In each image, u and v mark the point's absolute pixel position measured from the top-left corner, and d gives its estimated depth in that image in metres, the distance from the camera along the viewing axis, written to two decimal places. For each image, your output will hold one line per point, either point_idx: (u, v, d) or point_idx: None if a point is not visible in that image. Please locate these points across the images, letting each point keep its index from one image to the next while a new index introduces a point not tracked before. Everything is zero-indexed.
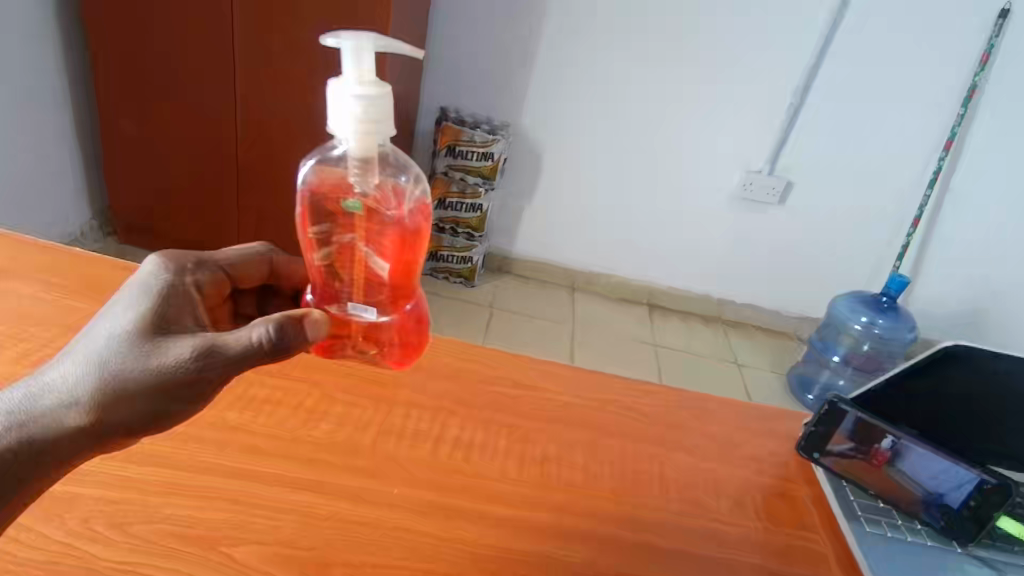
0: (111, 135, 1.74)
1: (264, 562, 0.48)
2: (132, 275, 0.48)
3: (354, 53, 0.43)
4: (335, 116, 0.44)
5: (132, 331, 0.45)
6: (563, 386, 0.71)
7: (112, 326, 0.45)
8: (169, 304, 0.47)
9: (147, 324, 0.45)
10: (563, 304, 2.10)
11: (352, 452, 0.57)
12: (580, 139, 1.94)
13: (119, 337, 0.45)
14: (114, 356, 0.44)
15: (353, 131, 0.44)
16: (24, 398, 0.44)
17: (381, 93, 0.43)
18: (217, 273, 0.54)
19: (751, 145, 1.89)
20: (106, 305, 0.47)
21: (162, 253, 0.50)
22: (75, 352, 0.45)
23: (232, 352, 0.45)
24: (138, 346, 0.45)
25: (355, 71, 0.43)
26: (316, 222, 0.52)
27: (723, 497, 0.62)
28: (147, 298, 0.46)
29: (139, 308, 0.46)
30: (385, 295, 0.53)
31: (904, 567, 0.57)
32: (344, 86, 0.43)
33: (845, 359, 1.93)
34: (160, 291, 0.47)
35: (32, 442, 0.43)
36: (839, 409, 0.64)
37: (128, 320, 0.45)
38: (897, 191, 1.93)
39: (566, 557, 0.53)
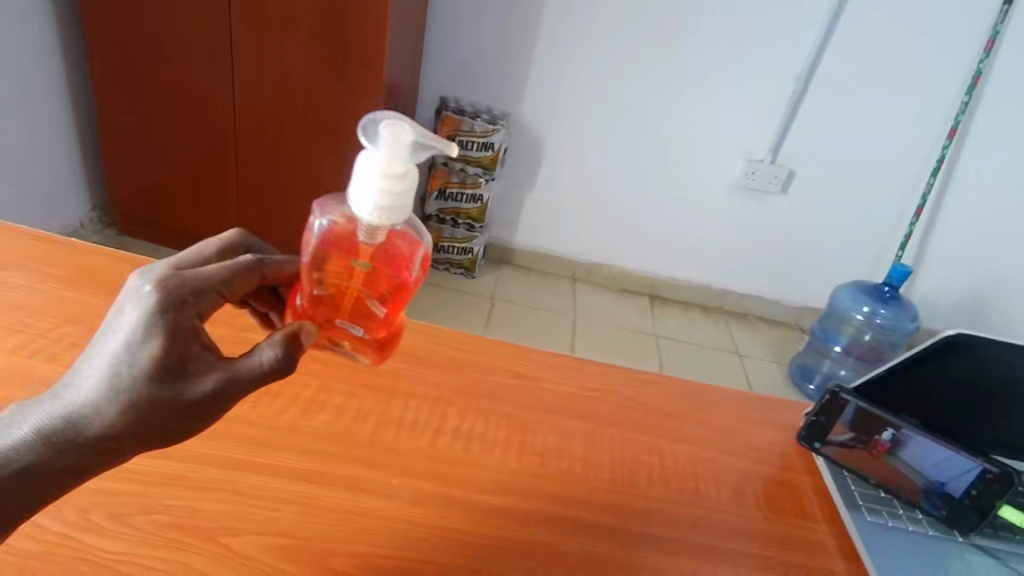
0: (109, 126, 1.73)
1: (262, 553, 0.47)
2: (130, 300, 0.44)
3: (388, 146, 0.44)
4: (357, 191, 0.45)
5: (145, 369, 0.42)
6: (564, 376, 0.70)
7: (120, 359, 0.42)
8: (178, 335, 0.43)
9: (159, 362, 0.43)
10: (564, 296, 2.09)
11: (350, 442, 0.57)
12: (581, 128, 1.92)
13: (131, 373, 0.42)
14: (128, 390, 0.42)
15: (368, 210, 0.45)
16: (35, 429, 0.42)
17: (405, 185, 0.44)
18: (213, 299, 0.46)
19: (753, 132, 1.88)
20: (109, 330, 0.43)
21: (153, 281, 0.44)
22: (85, 378, 0.43)
23: (255, 383, 0.45)
24: (151, 382, 0.42)
25: (384, 159, 0.44)
26: (319, 259, 0.49)
27: (723, 486, 0.61)
28: (152, 335, 0.43)
29: (147, 343, 0.43)
30: (375, 326, 0.52)
31: (903, 556, 0.57)
32: (371, 167, 0.44)
33: (846, 349, 1.93)
34: (165, 323, 0.43)
35: (51, 468, 0.42)
36: (840, 399, 0.63)
37: (140, 356, 0.42)
38: (900, 180, 1.92)
39: (565, 546, 0.53)
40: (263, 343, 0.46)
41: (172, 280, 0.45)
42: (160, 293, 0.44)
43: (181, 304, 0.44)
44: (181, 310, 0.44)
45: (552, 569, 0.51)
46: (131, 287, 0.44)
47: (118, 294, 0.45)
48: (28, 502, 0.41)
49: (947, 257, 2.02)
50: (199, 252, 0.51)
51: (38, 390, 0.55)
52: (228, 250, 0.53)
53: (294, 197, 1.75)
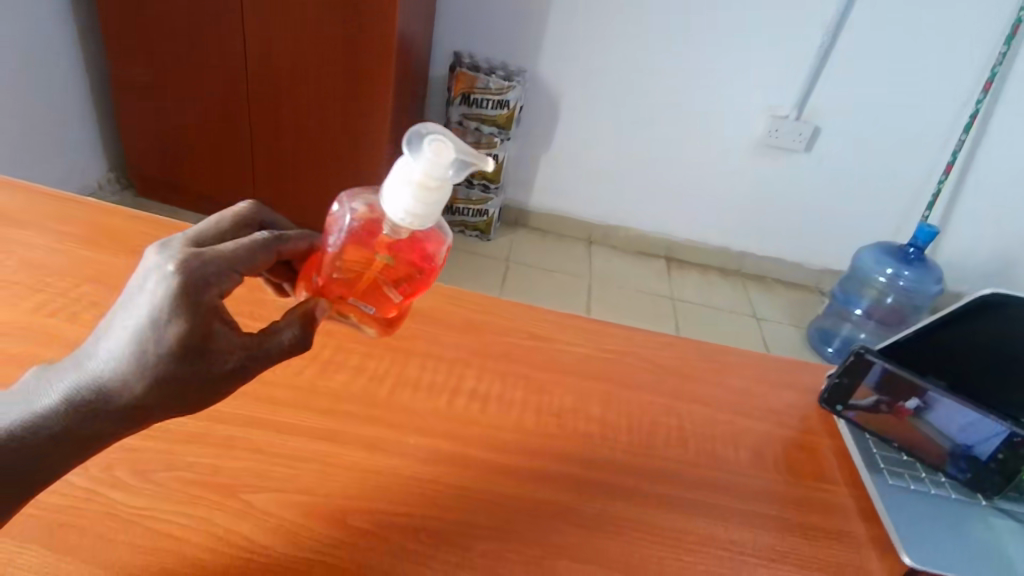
0: (121, 85, 1.72)
1: (283, 510, 0.48)
2: (152, 277, 0.42)
3: (429, 160, 0.43)
4: (389, 192, 0.44)
5: (171, 348, 0.42)
6: (580, 338, 0.70)
7: (145, 337, 0.42)
8: (202, 315, 0.43)
9: (184, 341, 0.42)
10: (580, 258, 2.07)
11: (367, 403, 0.57)
12: (600, 84, 1.87)
13: (156, 351, 0.42)
14: (154, 367, 0.42)
15: (395, 214, 0.45)
16: (59, 399, 0.41)
17: (437, 199, 0.44)
18: (232, 278, 0.45)
19: (778, 87, 1.81)
20: (132, 306, 0.42)
21: (180, 260, 0.43)
22: (108, 352, 0.42)
23: (276, 357, 0.46)
24: (176, 360, 0.42)
25: (421, 168, 0.43)
26: (343, 245, 0.48)
27: (742, 448, 0.61)
28: (179, 316, 0.42)
29: (172, 322, 0.42)
30: (389, 311, 0.51)
31: (924, 519, 0.56)
32: (407, 173, 0.44)
33: (867, 312, 1.91)
34: (190, 303, 0.42)
35: (75, 436, 0.42)
36: (865, 360, 0.62)
37: (165, 335, 0.42)
38: (931, 136, 1.85)
39: (583, 505, 0.53)
40: (281, 321, 0.47)
41: (195, 260, 0.43)
42: (184, 273, 0.42)
43: (204, 284, 0.43)
44: (204, 291, 0.43)
45: (569, 527, 0.51)
46: (152, 264, 0.43)
47: (136, 268, 0.43)
48: (53, 467, 0.41)
49: (976, 216, 1.96)
50: (216, 220, 0.49)
51: (58, 349, 0.55)
52: (243, 224, 0.51)
53: (308, 158, 1.73)
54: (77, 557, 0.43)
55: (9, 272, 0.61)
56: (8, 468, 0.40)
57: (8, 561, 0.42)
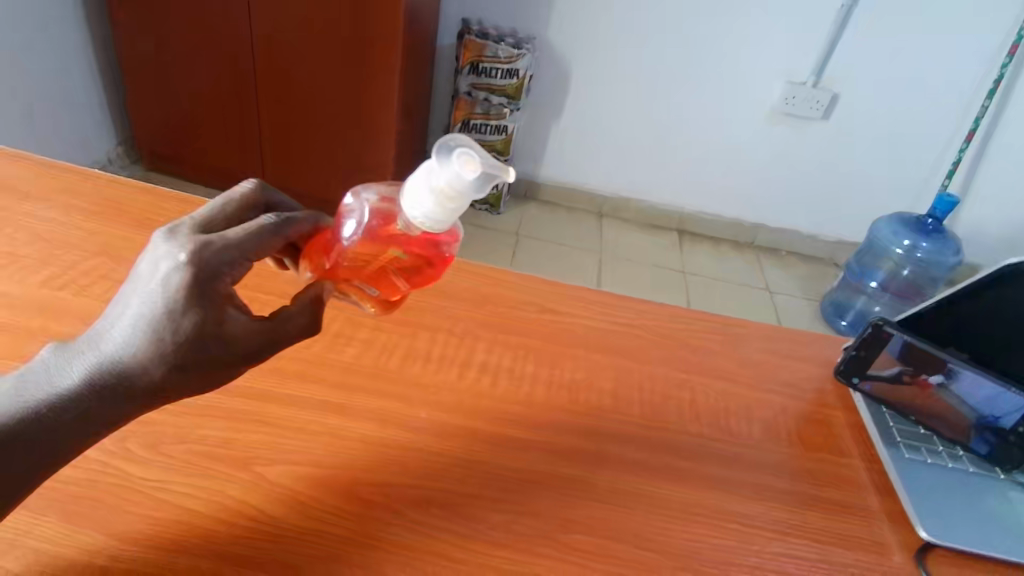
0: (127, 58, 1.70)
1: (296, 482, 0.48)
2: (162, 266, 0.41)
3: (454, 174, 0.42)
4: (409, 192, 0.43)
5: (186, 337, 0.41)
6: (592, 311, 0.69)
7: (158, 326, 0.41)
8: (216, 303, 0.42)
9: (199, 331, 0.42)
10: (590, 231, 2.06)
11: (378, 376, 0.57)
12: (612, 50, 1.82)
13: (170, 340, 0.41)
14: (167, 354, 0.41)
15: (410, 214, 0.44)
16: (73, 384, 0.41)
17: (453, 210, 0.43)
18: (244, 265, 0.44)
19: (796, 54, 1.77)
20: (143, 292, 0.41)
21: (193, 248, 0.42)
22: (120, 337, 0.41)
23: (288, 339, 0.47)
24: (190, 348, 0.42)
25: (444, 178, 0.42)
26: (355, 241, 0.47)
27: (755, 421, 0.60)
28: (194, 306, 0.41)
29: (186, 311, 0.41)
30: (394, 293, 0.51)
31: (940, 492, 0.56)
32: (431, 178, 0.42)
33: (883, 284, 1.88)
34: (204, 294, 0.42)
35: (91, 417, 0.41)
36: (884, 332, 0.60)
37: (179, 324, 0.41)
38: (954, 102, 1.80)
39: (595, 477, 0.53)
40: (293, 304, 0.48)
41: (206, 247, 0.42)
42: (196, 262, 0.41)
43: (217, 273, 0.42)
44: (217, 279, 0.42)
45: (580, 499, 0.51)
46: (161, 251, 0.42)
47: (146, 254, 0.42)
48: (65, 447, 0.41)
49: (997, 186, 1.91)
50: (223, 202, 0.48)
51: (68, 321, 0.55)
52: (247, 207, 0.49)
53: (317, 130, 1.72)
54: (92, 528, 0.43)
55: (19, 245, 0.61)
56: (23, 447, 0.39)
57: (27, 532, 0.42)
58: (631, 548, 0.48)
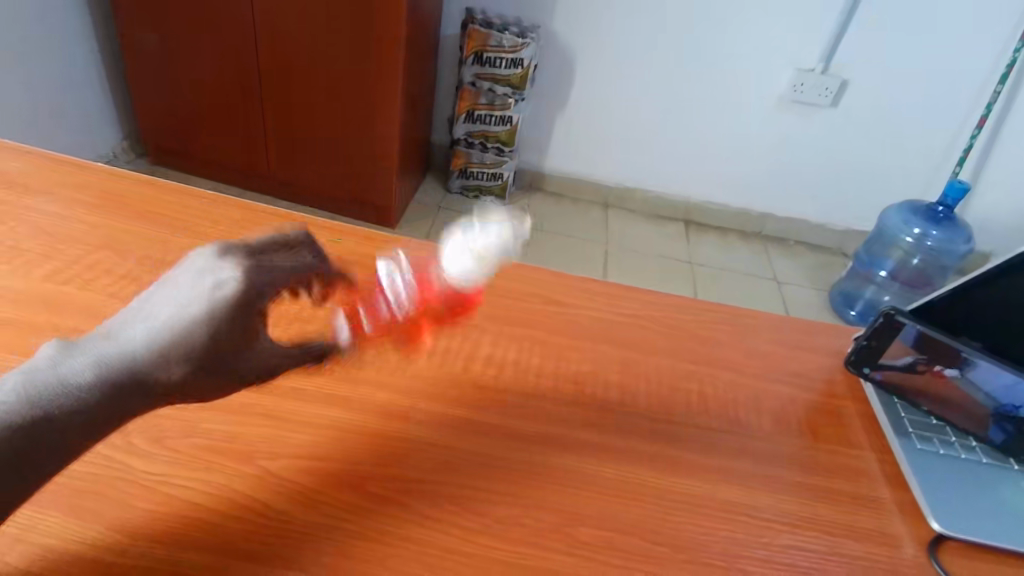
0: (130, 51, 1.69)
1: (302, 476, 0.48)
2: (214, 282, 0.42)
3: (490, 240, 0.53)
4: (451, 252, 0.54)
5: (220, 351, 0.43)
6: (598, 303, 0.68)
7: (194, 332, 0.41)
8: (252, 318, 0.44)
9: (227, 342, 0.43)
10: (596, 222, 2.04)
11: (383, 369, 0.57)
12: (616, 39, 1.80)
13: (201, 348, 0.42)
14: (193, 361, 0.42)
15: (451, 270, 0.55)
16: (98, 380, 0.40)
17: (485, 270, 0.55)
18: (280, 290, 0.46)
19: (805, 39, 1.74)
20: (182, 296, 0.42)
21: (247, 271, 0.43)
22: (154, 341, 0.41)
23: (291, 364, 0.49)
24: (218, 362, 0.43)
25: (481, 245, 0.53)
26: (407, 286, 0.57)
27: (764, 413, 0.60)
28: (238, 325, 0.43)
29: (224, 322, 0.42)
30: None
31: (953, 484, 0.55)
32: (469, 243, 0.53)
33: (891, 273, 1.86)
34: (247, 309, 0.43)
35: (101, 412, 0.40)
36: (897, 322, 0.60)
37: (219, 340, 0.42)
38: (965, 88, 1.77)
39: (602, 470, 0.52)
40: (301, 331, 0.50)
41: (258, 272, 0.43)
42: (249, 279, 0.43)
43: (263, 297, 0.44)
44: (263, 303, 0.44)
45: (585, 492, 0.50)
46: (212, 267, 0.42)
47: (196, 265, 0.43)
48: (69, 450, 0.40)
49: (1008, 171, 1.88)
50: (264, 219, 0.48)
51: (69, 315, 0.55)
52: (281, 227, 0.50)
53: (320, 123, 1.71)
54: (96, 523, 0.43)
55: (22, 238, 0.61)
56: (38, 445, 0.38)
57: (31, 527, 0.42)
58: (639, 542, 0.48)
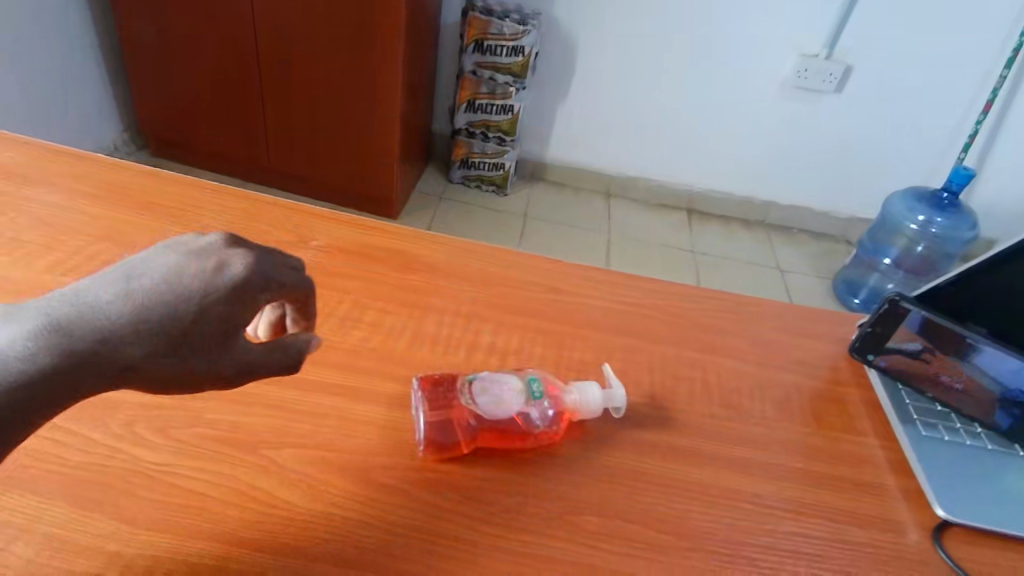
0: (129, 42, 1.68)
1: (305, 466, 0.48)
2: (208, 259, 0.41)
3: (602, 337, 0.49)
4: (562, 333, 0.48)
5: (195, 326, 0.40)
6: (602, 292, 0.68)
7: (177, 305, 0.39)
8: (241, 305, 0.41)
9: (211, 326, 0.40)
10: (598, 211, 2.04)
11: (387, 358, 0.57)
12: (617, 26, 1.79)
13: (182, 325, 0.39)
14: (167, 342, 0.39)
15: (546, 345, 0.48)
16: (56, 338, 0.37)
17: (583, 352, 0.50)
18: (274, 290, 0.44)
19: (808, 24, 1.72)
20: (177, 269, 0.40)
21: (243, 255, 0.42)
22: (126, 306, 0.39)
23: (277, 369, 0.43)
24: (191, 340, 0.40)
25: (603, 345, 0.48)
26: (541, 421, 0.53)
27: (768, 400, 0.60)
28: (220, 301, 0.40)
29: (210, 304, 0.40)
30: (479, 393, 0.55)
31: (959, 471, 0.55)
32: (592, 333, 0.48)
33: (896, 261, 1.85)
34: (239, 293, 0.41)
35: (58, 382, 0.37)
36: (901, 307, 0.59)
37: (197, 313, 0.40)
38: (972, 73, 1.76)
39: (605, 458, 0.52)
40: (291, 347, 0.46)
41: (253, 260, 0.43)
42: (247, 268, 0.42)
43: (254, 286, 0.42)
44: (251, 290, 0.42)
45: (590, 480, 0.50)
46: (208, 248, 0.42)
47: (191, 244, 0.42)
48: (4, 429, 0.36)
49: (1014, 157, 1.86)
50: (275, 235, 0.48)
51: None
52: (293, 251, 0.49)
53: (322, 112, 1.70)
54: (102, 512, 0.43)
55: (23, 229, 0.61)
56: None
57: (38, 517, 0.42)
58: (644, 530, 0.48)
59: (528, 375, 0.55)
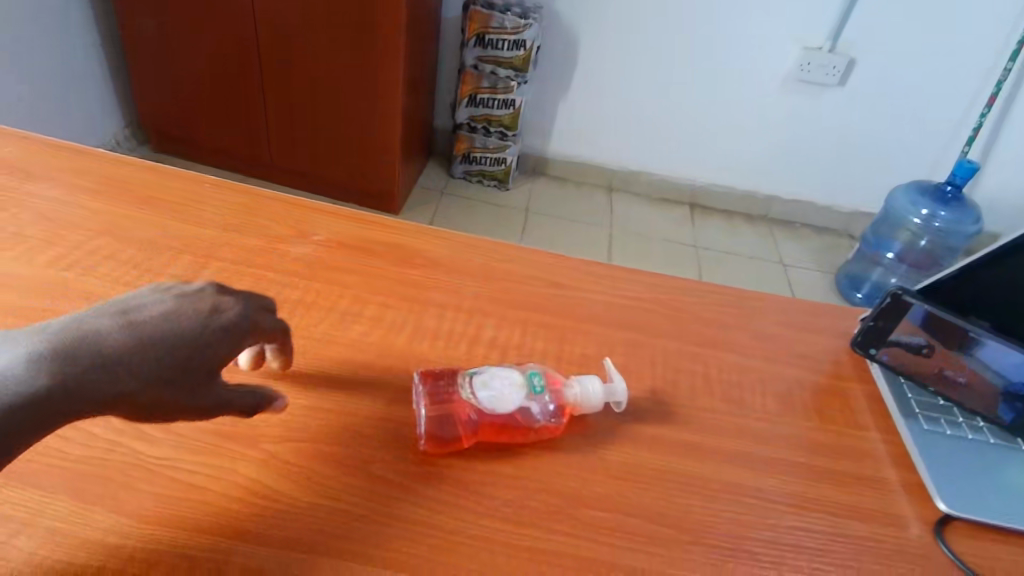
0: (129, 37, 1.68)
1: (306, 460, 0.48)
2: (204, 304, 0.47)
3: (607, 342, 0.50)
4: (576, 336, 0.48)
5: (187, 360, 0.45)
6: (603, 286, 0.68)
7: (174, 341, 0.44)
8: (229, 346, 0.47)
9: (207, 361, 0.46)
10: (600, 206, 2.03)
11: (388, 352, 0.57)
12: (619, 20, 1.78)
13: (180, 359, 0.44)
14: (159, 373, 0.43)
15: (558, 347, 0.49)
16: (55, 363, 0.40)
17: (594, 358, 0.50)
18: (258, 336, 0.49)
19: (811, 17, 1.71)
20: (175, 311, 0.46)
21: (235, 303, 0.49)
22: (126, 339, 0.43)
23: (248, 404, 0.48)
24: (181, 372, 0.44)
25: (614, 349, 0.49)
26: (542, 416, 0.53)
27: (770, 395, 0.59)
28: (212, 340, 0.46)
29: (203, 342, 0.46)
30: None
31: (960, 465, 0.55)
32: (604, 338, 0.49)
33: (899, 255, 1.85)
34: (228, 334, 0.47)
35: (53, 404, 0.39)
36: (903, 301, 0.58)
37: (193, 349, 0.45)
38: (976, 66, 1.75)
39: (606, 452, 0.52)
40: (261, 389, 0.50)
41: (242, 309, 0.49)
42: (237, 314, 0.48)
43: (242, 331, 0.48)
44: (239, 334, 0.48)
45: (591, 474, 0.50)
46: (204, 296, 0.48)
47: (188, 292, 0.48)
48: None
49: (1019, 150, 1.85)
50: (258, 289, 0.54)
51: (71, 299, 0.55)
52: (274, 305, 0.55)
53: (323, 107, 1.69)
54: (103, 507, 0.43)
55: (25, 225, 0.61)
56: None
57: (40, 511, 0.42)
58: (645, 524, 0.48)
59: (528, 370, 0.54)
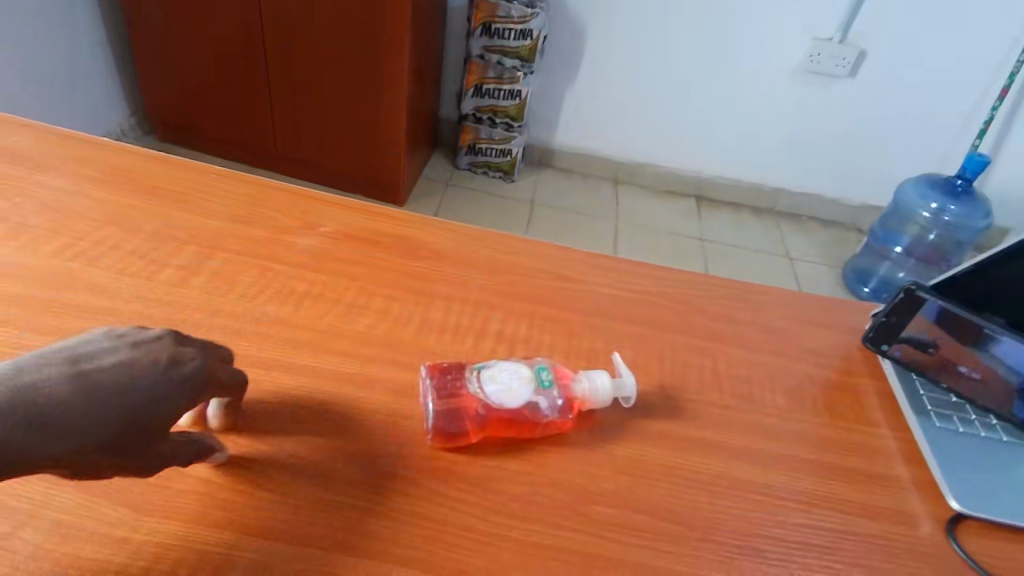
0: (133, 26, 1.67)
1: (313, 453, 0.48)
2: (161, 354, 0.44)
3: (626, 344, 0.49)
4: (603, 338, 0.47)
5: (141, 412, 0.41)
6: (610, 279, 0.67)
7: (129, 391, 0.40)
8: (186, 399, 0.43)
9: (161, 416, 0.42)
10: (606, 198, 2.02)
11: (394, 345, 0.56)
12: (626, 10, 1.76)
13: (133, 411, 0.40)
14: (108, 425, 0.39)
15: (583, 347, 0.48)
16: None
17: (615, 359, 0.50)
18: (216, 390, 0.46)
19: (822, 7, 1.69)
20: (130, 361, 0.42)
21: (196, 353, 0.45)
22: (74, 388, 0.39)
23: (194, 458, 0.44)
24: (134, 426, 0.40)
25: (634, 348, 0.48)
26: (550, 411, 0.52)
27: (779, 390, 0.59)
28: (171, 393, 0.42)
29: (161, 393, 0.42)
30: None
31: (973, 462, 0.54)
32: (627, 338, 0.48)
33: (907, 249, 1.83)
34: (189, 386, 0.44)
35: None
36: (917, 296, 0.58)
37: (148, 400, 0.41)
38: (989, 58, 1.72)
39: (614, 447, 0.52)
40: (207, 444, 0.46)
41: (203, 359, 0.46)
42: (198, 365, 0.45)
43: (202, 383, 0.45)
44: (197, 386, 0.44)
45: (598, 469, 0.50)
46: (161, 345, 0.44)
47: (142, 341, 0.44)
48: None
49: None
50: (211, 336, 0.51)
51: (75, 290, 0.54)
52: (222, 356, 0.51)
53: (327, 97, 1.68)
54: (109, 499, 0.43)
55: (29, 215, 0.61)
56: None
57: (46, 503, 0.42)
58: (654, 521, 0.47)
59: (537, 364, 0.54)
